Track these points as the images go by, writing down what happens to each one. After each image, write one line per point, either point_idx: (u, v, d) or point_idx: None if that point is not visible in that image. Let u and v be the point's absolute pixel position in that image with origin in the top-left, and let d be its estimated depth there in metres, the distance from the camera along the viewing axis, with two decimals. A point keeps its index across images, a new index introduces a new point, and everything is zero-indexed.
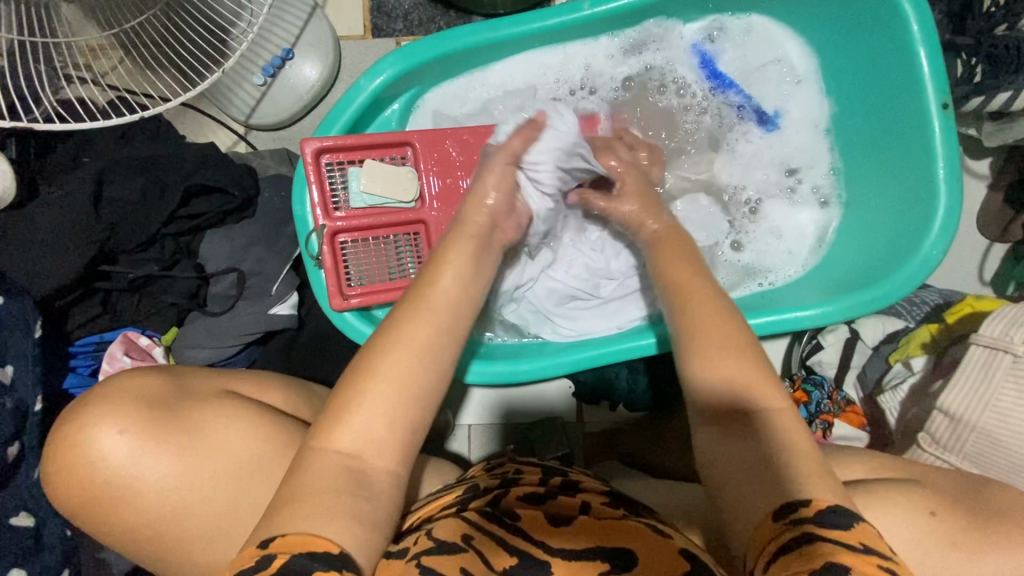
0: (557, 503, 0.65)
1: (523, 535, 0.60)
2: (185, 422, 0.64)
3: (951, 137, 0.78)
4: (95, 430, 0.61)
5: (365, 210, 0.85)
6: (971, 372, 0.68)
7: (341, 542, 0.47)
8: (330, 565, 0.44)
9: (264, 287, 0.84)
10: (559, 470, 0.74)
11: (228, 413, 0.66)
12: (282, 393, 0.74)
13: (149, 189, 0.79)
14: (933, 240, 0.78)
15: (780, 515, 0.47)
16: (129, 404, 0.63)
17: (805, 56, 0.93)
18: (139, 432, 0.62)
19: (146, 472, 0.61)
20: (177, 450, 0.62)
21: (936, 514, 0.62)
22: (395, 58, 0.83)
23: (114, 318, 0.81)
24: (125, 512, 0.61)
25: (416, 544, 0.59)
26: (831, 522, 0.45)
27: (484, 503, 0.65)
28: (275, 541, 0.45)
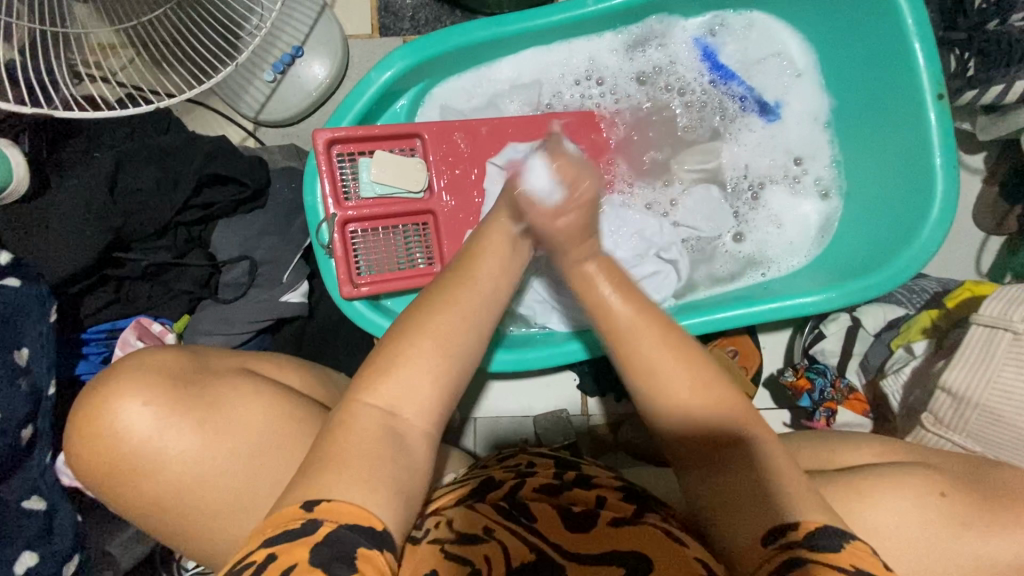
0: (573, 495, 0.67)
1: (542, 538, 0.61)
2: (205, 397, 0.65)
3: (947, 126, 0.81)
4: (118, 403, 0.62)
5: (374, 199, 0.87)
6: (973, 349, 0.69)
7: (379, 516, 0.48)
8: (374, 543, 0.46)
9: (276, 275, 0.85)
10: (572, 463, 0.74)
11: (248, 389, 0.67)
12: (298, 373, 0.75)
13: (163, 178, 0.80)
14: (932, 225, 0.80)
15: (768, 539, 0.51)
16: (154, 377, 0.64)
17: (805, 51, 0.95)
18: (163, 404, 0.63)
19: (165, 447, 0.62)
20: (199, 423, 0.64)
21: (946, 495, 0.62)
22: (404, 52, 0.85)
23: (127, 306, 0.82)
24: (144, 484, 0.63)
25: (437, 528, 0.62)
26: (824, 544, 0.48)
27: (501, 497, 0.66)
28: (320, 505, 0.46)
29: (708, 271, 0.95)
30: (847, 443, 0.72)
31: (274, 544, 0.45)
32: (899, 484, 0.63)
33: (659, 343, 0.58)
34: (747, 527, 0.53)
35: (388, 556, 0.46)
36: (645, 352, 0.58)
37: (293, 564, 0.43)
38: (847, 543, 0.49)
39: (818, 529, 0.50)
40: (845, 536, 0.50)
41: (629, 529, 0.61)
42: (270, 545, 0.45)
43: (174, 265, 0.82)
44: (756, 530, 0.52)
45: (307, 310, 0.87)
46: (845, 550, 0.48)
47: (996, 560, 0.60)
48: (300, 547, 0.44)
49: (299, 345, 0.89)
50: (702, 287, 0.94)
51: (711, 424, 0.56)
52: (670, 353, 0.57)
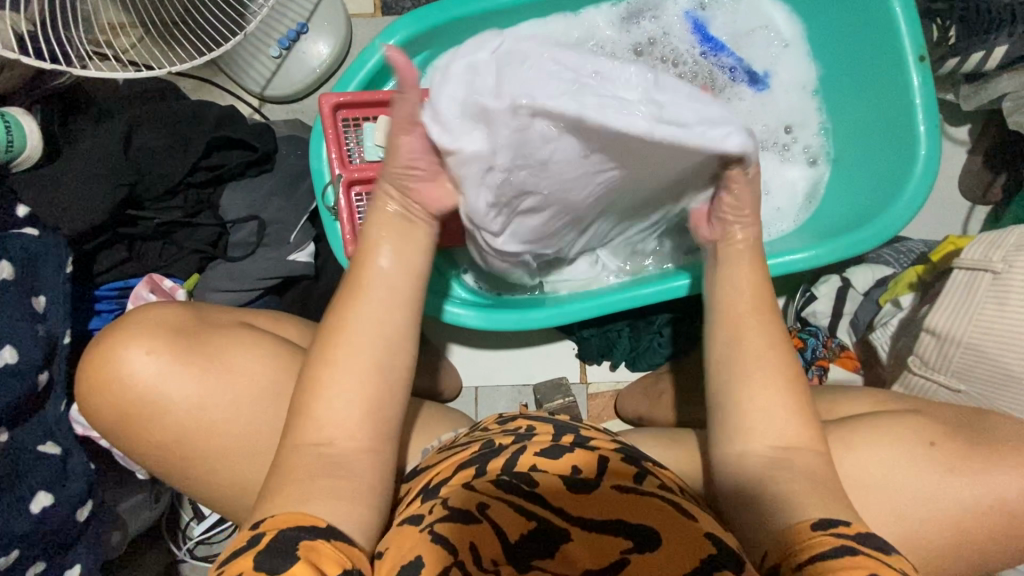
0: (574, 457, 0.62)
1: (541, 505, 0.57)
2: (208, 346, 0.67)
3: (929, 87, 0.84)
4: (125, 348, 0.65)
5: (378, 163, 0.88)
6: (956, 293, 0.72)
7: (327, 517, 0.52)
8: (318, 535, 0.50)
9: (282, 235, 0.88)
10: (572, 427, 0.69)
11: (248, 340, 0.69)
12: (296, 326, 0.78)
13: (174, 140, 0.83)
14: (917, 181, 0.83)
15: (817, 528, 0.51)
16: (154, 328, 0.67)
17: (791, 23, 0.99)
18: (165, 352, 0.65)
19: (170, 389, 0.65)
20: (200, 371, 0.66)
21: (936, 444, 0.66)
22: (407, 21, 0.89)
23: (139, 264, 0.85)
24: (154, 424, 0.65)
25: (432, 511, 0.58)
26: (873, 543, 0.49)
27: (500, 468, 0.61)
28: (263, 522, 0.51)
29: None
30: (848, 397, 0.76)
31: (226, 563, 0.48)
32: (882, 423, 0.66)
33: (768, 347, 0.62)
34: (771, 529, 0.53)
35: (333, 544, 0.50)
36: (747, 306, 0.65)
37: (239, 574, 0.46)
38: (891, 549, 0.49)
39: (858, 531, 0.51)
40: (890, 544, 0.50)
41: (633, 500, 0.57)
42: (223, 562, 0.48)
43: (184, 224, 0.85)
44: (788, 527, 0.52)
45: (313, 271, 0.90)
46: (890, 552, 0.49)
47: (978, 489, 0.63)
48: (246, 559, 0.46)
49: (304, 307, 0.91)
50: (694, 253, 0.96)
51: (780, 439, 0.59)
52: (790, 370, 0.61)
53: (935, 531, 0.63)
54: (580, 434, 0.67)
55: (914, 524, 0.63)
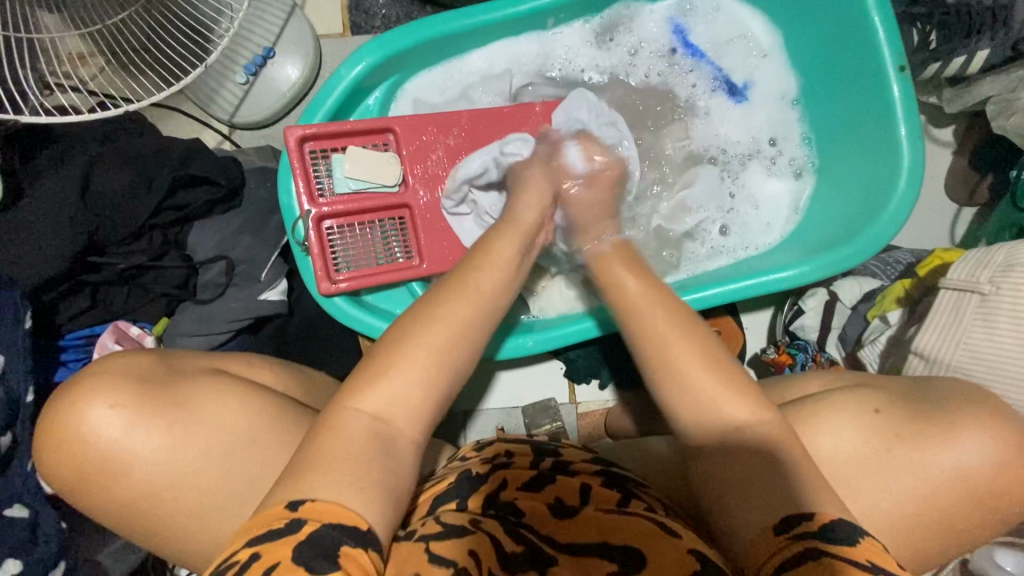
0: (557, 487, 0.60)
1: (532, 531, 0.56)
2: (180, 397, 0.65)
3: (909, 97, 0.82)
4: (90, 405, 0.62)
5: (349, 194, 0.86)
6: (943, 314, 0.71)
7: (366, 517, 0.48)
8: (358, 542, 0.47)
9: (253, 274, 0.85)
10: (551, 449, 0.68)
11: (220, 384, 0.68)
12: (273, 372, 0.75)
13: (136, 181, 0.80)
14: (901, 193, 0.81)
15: (781, 529, 0.50)
16: (117, 380, 0.64)
17: (769, 32, 0.97)
18: (128, 407, 0.63)
19: (139, 446, 0.62)
20: (167, 424, 0.64)
21: (881, 410, 0.65)
22: (373, 46, 0.86)
23: (105, 311, 0.82)
24: (118, 484, 0.63)
25: (424, 526, 0.57)
26: (837, 536, 0.47)
27: (485, 496, 0.59)
28: (304, 505, 0.47)
29: (689, 253, 0.96)
30: (800, 379, 0.74)
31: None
32: (877, 448, 0.63)
33: (673, 321, 0.63)
34: (756, 519, 0.51)
35: (371, 554, 0.47)
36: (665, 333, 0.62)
37: (276, 563, 0.44)
38: (862, 538, 0.48)
39: (831, 521, 0.49)
40: (860, 532, 0.48)
41: (620, 520, 0.55)
42: (252, 545, 0.45)
43: (150, 267, 0.82)
44: (767, 521, 0.51)
45: (287, 308, 0.88)
46: (858, 544, 0.47)
47: (968, 516, 0.61)
48: (284, 547, 0.45)
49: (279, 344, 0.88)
50: (683, 269, 0.95)
51: (731, 416, 0.57)
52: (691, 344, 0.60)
53: (923, 556, 0.62)
54: (560, 458, 0.66)
55: (906, 553, 0.61)
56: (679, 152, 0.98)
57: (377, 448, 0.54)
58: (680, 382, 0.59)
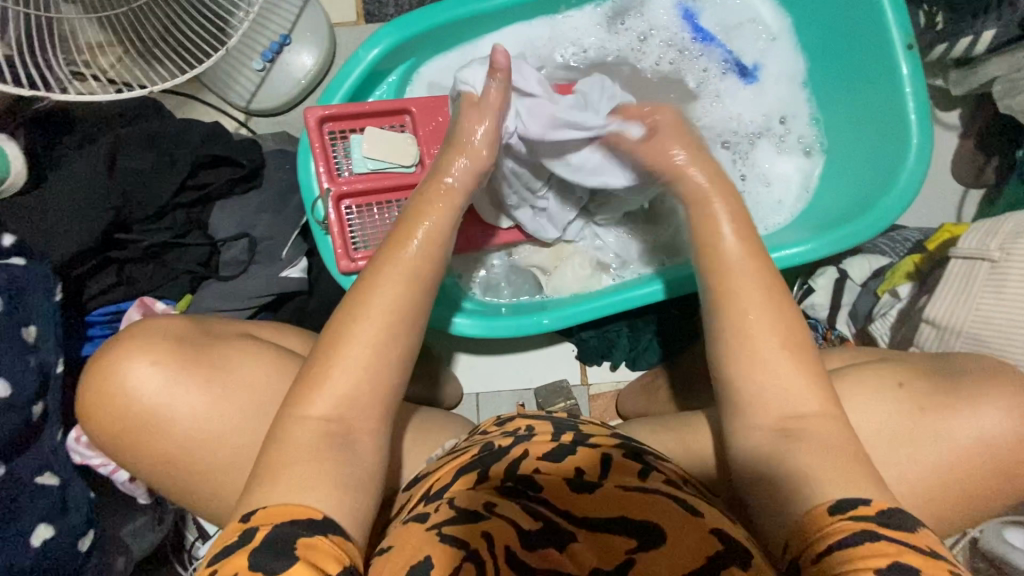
0: (577, 459, 0.61)
1: (549, 509, 0.57)
2: (216, 357, 0.68)
3: (918, 76, 0.83)
4: (132, 363, 0.65)
5: (367, 174, 0.88)
6: (954, 282, 0.72)
7: (321, 509, 0.50)
8: (315, 532, 0.48)
9: (273, 252, 0.87)
10: (570, 424, 0.69)
11: (254, 352, 0.70)
12: (300, 338, 0.77)
13: (160, 160, 0.82)
14: (911, 169, 0.83)
15: (835, 511, 0.49)
16: (151, 343, 0.66)
17: (778, 15, 0.98)
18: (167, 364, 0.66)
19: (178, 401, 0.65)
20: (205, 384, 0.66)
21: (904, 385, 0.66)
22: (391, 29, 0.88)
23: (130, 288, 0.84)
24: (159, 439, 0.65)
25: (436, 510, 0.57)
26: (897, 522, 0.47)
27: (502, 472, 0.60)
28: (255, 514, 0.49)
29: None
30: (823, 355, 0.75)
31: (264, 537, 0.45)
32: (888, 406, 0.65)
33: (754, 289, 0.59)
34: (791, 505, 0.52)
35: (330, 539, 0.48)
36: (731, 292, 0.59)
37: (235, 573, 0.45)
38: (918, 527, 0.47)
39: (886, 508, 0.49)
40: (914, 520, 0.48)
41: (637, 497, 0.56)
42: (213, 562, 0.47)
43: (174, 245, 0.84)
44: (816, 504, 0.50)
45: (307, 286, 0.89)
46: (918, 532, 0.47)
47: (983, 476, 0.62)
48: (240, 557, 0.45)
49: (299, 321, 0.90)
50: None
51: (791, 406, 0.56)
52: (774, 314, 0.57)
53: (937, 517, 0.63)
54: (579, 431, 0.66)
55: (921, 512, 0.62)
56: None
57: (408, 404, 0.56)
58: (740, 363, 0.58)
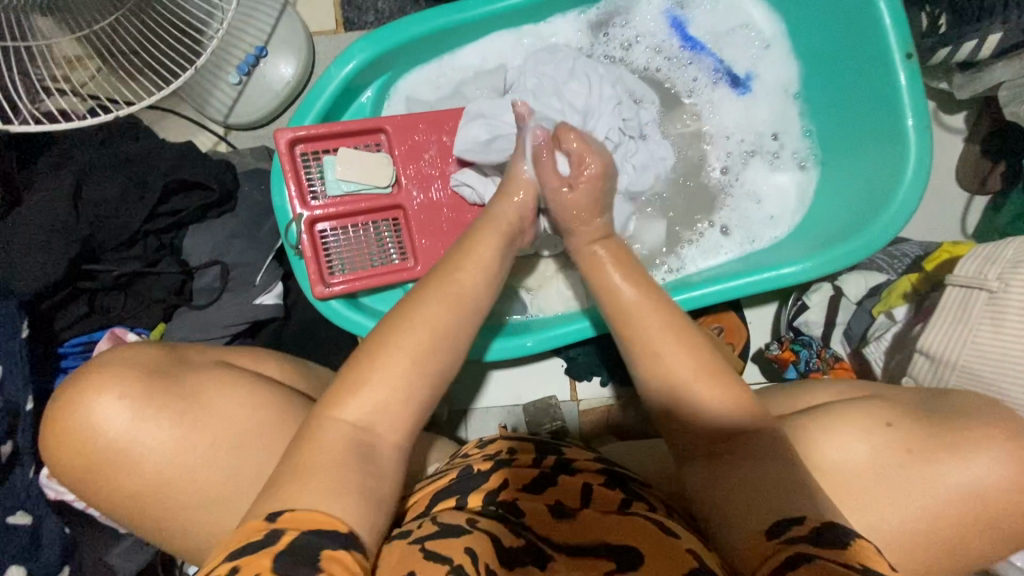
0: (557, 492, 0.59)
1: (532, 532, 0.54)
2: (186, 387, 0.65)
3: (917, 88, 0.79)
4: (106, 398, 0.62)
5: (343, 197, 0.86)
6: (948, 311, 0.70)
7: (346, 521, 0.48)
8: (338, 544, 0.46)
9: (247, 278, 0.85)
10: (553, 447, 0.67)
11: (226, 381, 0.67)
12: (279, 364, 0.75)
13: (129, 187, 0.80)
14: (908, 186, 0.78)
15: (775, 532, 0.48)
16: (124, 370, 0.64)
17: (771, 20, 0.94)
18: (136, 396, 0.63)
19: (143, 437, 0.63)
20: (176, 416, 0.64)
21: (893, 424, 0.63)
22: (364, 44, 0.84)
23: (102, 318, 0.82)
24: (130, 473, 0.63)
25: (420, 527, 0.55)
26: (827, 540, 0.46)
27: (484, 498, 0.58)
28: (282, 516, 0.46)
29: (691, 250, 0.94)
30: (808, 388, 0.72)
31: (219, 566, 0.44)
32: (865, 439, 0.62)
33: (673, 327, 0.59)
34: (744, 523, 0.50)
35: (355, 555, 0.46)
36: (667, 327, 0.60)
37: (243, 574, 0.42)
38: (854, 542, 0.46)
39: (821, 524, 0.48)
40: (853, 535, 0.47)
41: (617, 520, 0.55)
42: (230, 561, 0.43)
43: (146, 274, 0.82)
44: (760, 525, 0.49)
45: (283, 312, 0.87)
46: (852, 547, 0.46)
47: (973, 519, 0.60)
48: (260, 558, 0.43)
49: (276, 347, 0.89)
50: (686, 265, 0.94)
51: None
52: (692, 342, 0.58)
53: (927, 562, 0.60)
54: (563, 456, 0.65)
55: (910, 558, 0.60)
56: (682, 141, 0.96)
57: (376, 436, 0.53)
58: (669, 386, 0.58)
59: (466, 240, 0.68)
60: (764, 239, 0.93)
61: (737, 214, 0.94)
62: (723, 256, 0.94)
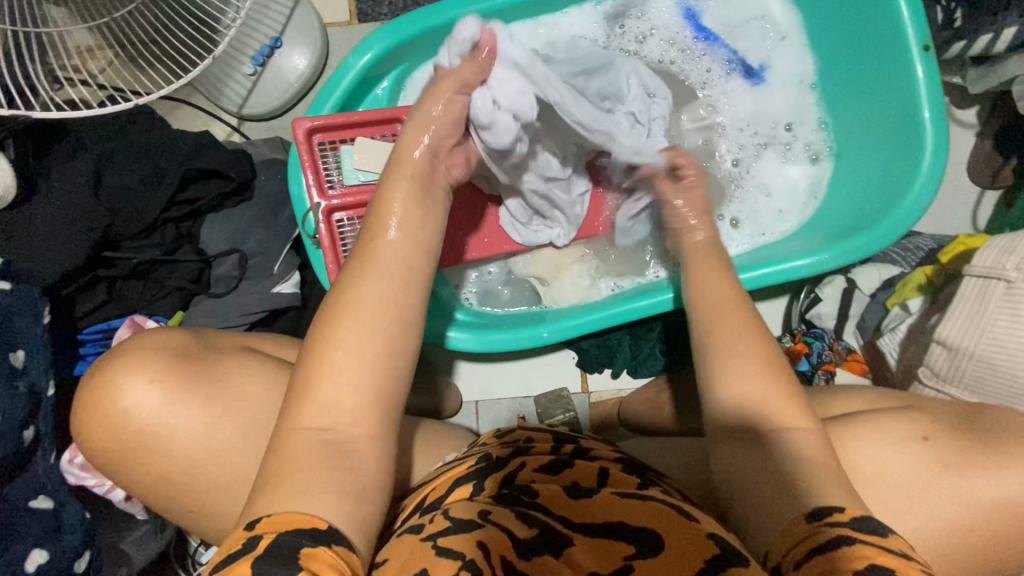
0: (576, 473, 0.60)
1: (545, 514, 0.54)
2: (213, 373, 0.66)
3: (934, 80, 0.79)
4: (133, 387, 0.63)
5: (359, 186, 0.85)
6: (965, 302, 0.70)
7: (327, 517, 0.47)
8: (319, 541, 0.44)
9: (265, 267, 0.85)
10: (570, 436, 0.68)
11: (253, 366, 0.68)
12: (300, 353, 0.76)
13: (149, 175, 0.81)
14: (924, 177, 0.79)
15: (812, 517, 0.49)
16: (153, 355, 0.65)
17: (786, 13, 0.95)
18: (165, 380, 0.64)
19: (170, 421, 0.63)
20: (202, 399, 0.64)
21: (929, 438, 0.64)
22: (382, 34, 0.85)
23: (121, 305, 0.83)
24: (155, 456, 0.63)
25: (433, 520, 0.55)
26: (865, 529, 0.47)
27: (500, 484, 0.59)
28: (260, 521, 0.45)
29: None
30: (840, 396, 0.73)
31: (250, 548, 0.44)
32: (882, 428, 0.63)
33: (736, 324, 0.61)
34: (781, 508, 0.51)
35: (336, 549, 0.45)
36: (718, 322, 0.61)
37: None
38: (891, 534, 0.47)
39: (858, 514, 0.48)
40: (887, 528, 0.48)
41: (639, 503, 0.54)
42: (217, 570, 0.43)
43: (164, 261, 0.83)
44: (796, 512, 0.50)
45: (300, 301, 0.88)
46: (889, 538, 0.47)
47: (991, 507, 0.60)
48: (243, 562, 0.42)
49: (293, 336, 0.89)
50: None
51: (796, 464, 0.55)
52: (723, 341, 0.59)
53: (947, 549, 0.61)
54: (580, 444, 0.66)
55: (928, 545, 0.60)
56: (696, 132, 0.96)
57: (346, 437, 0.51)
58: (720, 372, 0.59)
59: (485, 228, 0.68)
60: (778, 231, 0.94)
61: (750, 205, 0.95)
62: (736, 248, 0.94)
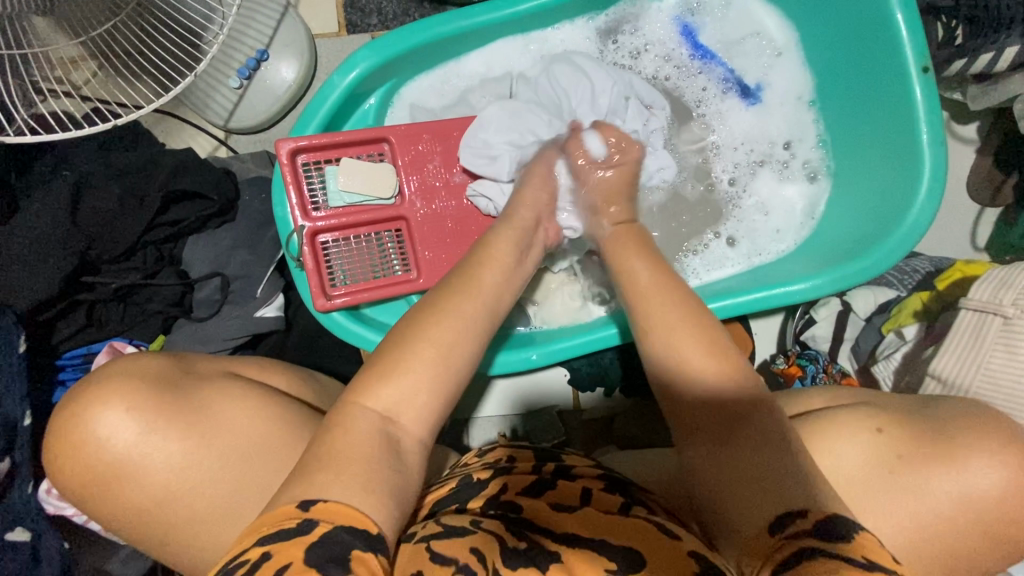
0: (555, 493, 0.58)
1: (535, 529, 0.54)
2: (194, 401, 0.64)
3: (933, 101, 0.77)
4: (106, 407, 0.61)
5: (345, 208, 0.84)
6: (962, 335, 0.69)
7: (378, 521, 0.46)
8: (369, 546, 0.44)
9: (248, 290, 0.84)
10: (552, 453, 0.67)
11: (237, 394, 0.67)
12: (286, 377, 0.75)
13: (127, 197, 0.79)
14: (922, 203, 0.77)
15: (775, 528, 0.45)
16: (136, 384, 0.63)
17: (783, 29, 0.93)
18: (144, 411, 0.62)
19: (144, 456, 0.61)
20: (183, 430, 0.63)
21: (883, 429, 0.62)
22: (368, 51, 0.82)
23: (99, 329, 0.81)
24: (129, 492, 0.62)
25: (424, 528, 0.54)
26: (830, 534, 0.42)
27: (484, 502, 0.58)
28: (316, 505, 0.44)
29: (698, 262, 0.92)
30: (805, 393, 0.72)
31: None
32: (876, 467, 0.61)
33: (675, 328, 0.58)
34: (748, 514, 0.48)
35: (381, 560, 0.44)
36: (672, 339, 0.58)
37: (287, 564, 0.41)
38: (857, 533, 0.42)
39: (826, 517, 0.44)
40: (855, 527, 0.43)
41: (620, 521, 0.53)
42: (264, 543, 0.42)
43: (144, 285, 0.81)
44: (759, 521, 0.46)
45: (284, 324, 0.86)
46: (853, 540, 0.42)
47: (986, 550, 0.59)
48: (292, 547, 0.42)
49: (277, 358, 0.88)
50: (692, 277, 0.92)
51: None
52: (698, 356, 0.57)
53: None
54: (562, 462, 0.65)
55: None
56: (691, 150, 0.94)
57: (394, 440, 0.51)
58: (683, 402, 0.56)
59: (479, 246, 0.67)
60: (773, 253, 0.92)
61: (745, 225, 0.93)
62: (730, 269, 0.92)
